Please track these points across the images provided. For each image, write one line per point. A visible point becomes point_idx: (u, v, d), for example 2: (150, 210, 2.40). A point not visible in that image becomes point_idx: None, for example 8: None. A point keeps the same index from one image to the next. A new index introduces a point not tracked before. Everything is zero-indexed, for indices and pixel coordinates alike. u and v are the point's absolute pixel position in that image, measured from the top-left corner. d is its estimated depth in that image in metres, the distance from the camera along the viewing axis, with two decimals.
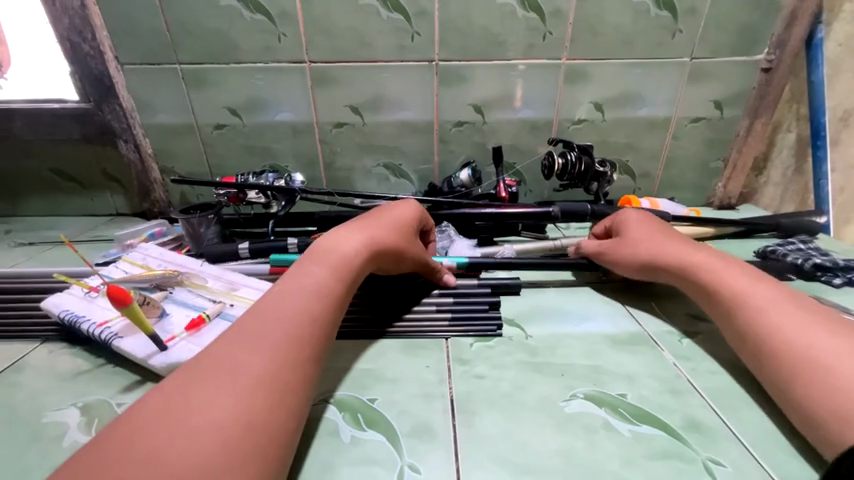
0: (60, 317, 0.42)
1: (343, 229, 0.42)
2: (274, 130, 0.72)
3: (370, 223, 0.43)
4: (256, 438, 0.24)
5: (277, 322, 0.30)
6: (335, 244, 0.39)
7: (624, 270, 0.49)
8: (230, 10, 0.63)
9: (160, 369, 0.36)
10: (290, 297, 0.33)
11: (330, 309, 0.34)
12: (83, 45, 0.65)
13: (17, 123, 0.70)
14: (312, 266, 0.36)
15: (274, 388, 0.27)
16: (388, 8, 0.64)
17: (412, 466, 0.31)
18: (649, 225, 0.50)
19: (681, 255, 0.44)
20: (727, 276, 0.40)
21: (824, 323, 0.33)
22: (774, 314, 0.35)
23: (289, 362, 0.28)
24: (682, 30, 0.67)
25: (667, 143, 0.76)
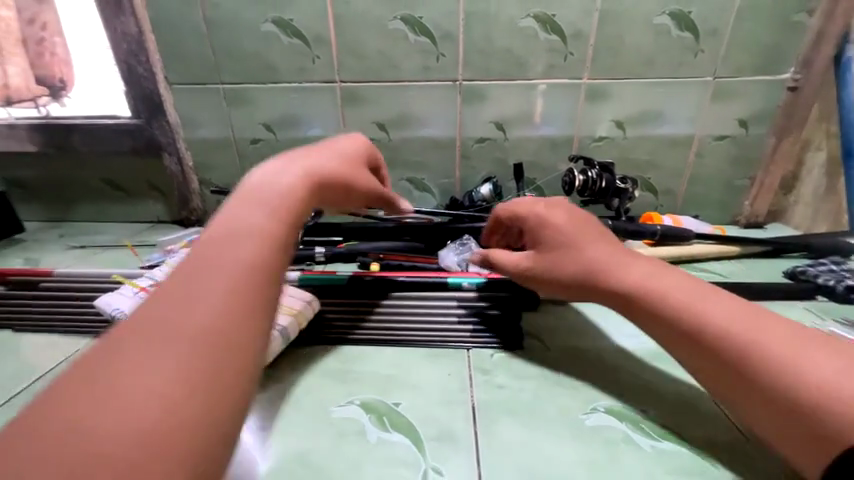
0: (112, 315, 0.45)
1: (281, 153, 0.36)
2: (305, 145, 0.76)
3: (312, 149, 0.39)
4: (211, 405, 0.20)
5: (200, 274, 0.24)
6: (273, 171, 0.33)
7: (564, 289, 0.41)
8: (269, 35, 0.69)
9: None
10: (216, 240, 0.26)
11: (286, 245, 0.28)
12: (138, 68, 0.71)
13: (76, 138, 0.77)
14: (240, 202, 0.29)
15: (228, 337, 0.22)
16: (415, 32, 0.67)
17: (436, 468, 0.32)
18: (579, 218, 0.42)
19: (631, 263, 0.38)
20: (690, 286, 0.35)
21: (794, 328, 0.30)
22: (761, 327, 0.31)
23: (245, 305, 0.23)
24: (704, 50, 0.67)
25: (690, 160, 0.75)
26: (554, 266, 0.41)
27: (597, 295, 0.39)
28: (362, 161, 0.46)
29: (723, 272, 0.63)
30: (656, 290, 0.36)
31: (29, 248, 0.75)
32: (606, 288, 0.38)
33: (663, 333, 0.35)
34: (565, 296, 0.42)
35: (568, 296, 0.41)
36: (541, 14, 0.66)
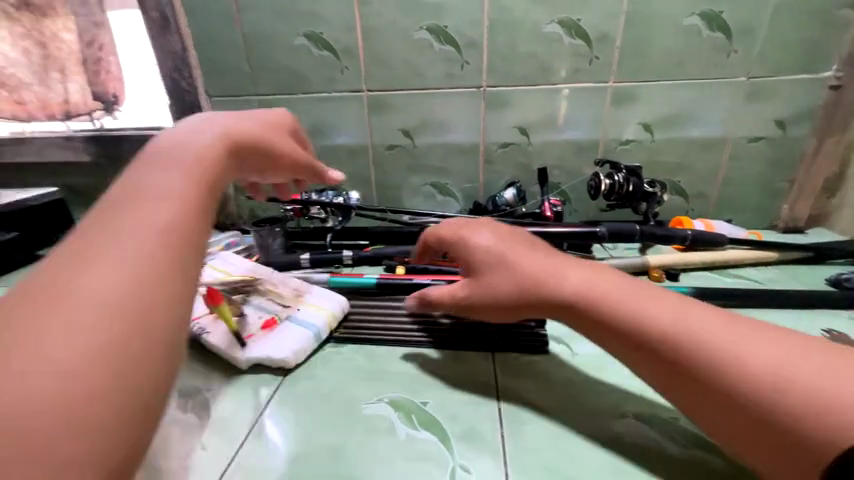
0: None
1: (183, 127, 0.37)
2: (333, 152, 0.79)
3: (219, 120, 0.40)
4: (132, 365, 0.21)
5: (116, 232, 0.25)
6: (177, 143, 0.34)
7: (502, 311, 0.40)
8: (301, 49, 0.72)
9: (241, 362, 0.43)
10: (133, 203, 0.27)
11: (201, 219, 0.30)
12: (182, 82, 0.76)
13: (125, 148, 0.82)
14: (156, 171, 0.30)
15: (148, 305, 0.23)
16: (440, 41, 0.69)
17: (464, 466, 0.33)
18: (498, 234, 0.43)
19: (565, 268, 0.38)
20: (620, 285, 0.36)
21: (735, 320, 0.31)
22: (697, 319, 0.31)
23: (161, 272, 0.25)
24: (737, 50, 0.66)
25: (723, 163, 0.73)
26: (501, 282, 0.40)
27: (540, 308, 0.38)
28: (286, 131, 0.48)
29: (759, 279, 0.60)
30: (595, 294, 0.36)
31: None
32: (546, 300, 0.38)
33: (608, 338, 0.35)
34: (504, 319, 0.41)
35: (508, 317, 0.41)
36: (566, 19, 0.66)
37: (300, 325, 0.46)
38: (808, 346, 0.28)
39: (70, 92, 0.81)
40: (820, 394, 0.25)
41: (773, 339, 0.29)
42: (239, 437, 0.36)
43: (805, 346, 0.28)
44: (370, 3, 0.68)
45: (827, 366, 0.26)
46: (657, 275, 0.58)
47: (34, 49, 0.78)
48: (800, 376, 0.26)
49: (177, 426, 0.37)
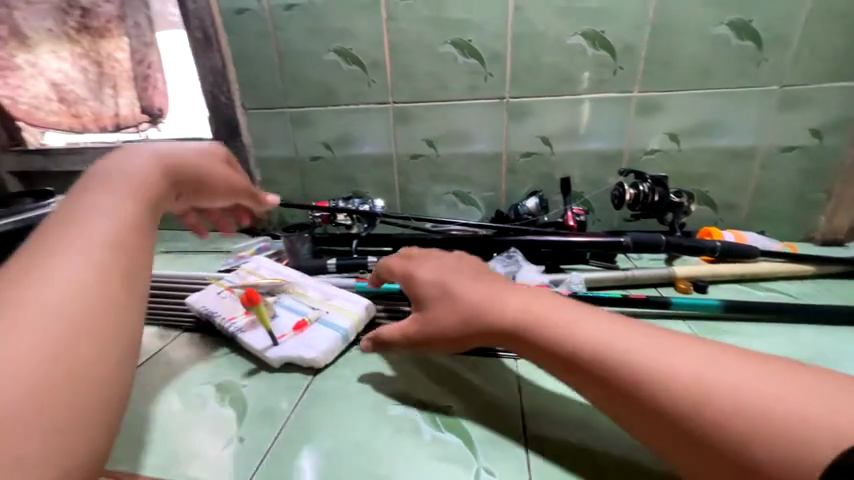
0: (200, 311, 0.52)
1: (120, 158, 0.40)
2: (359, 161, 0.82)
3: (151, 150, 0.42)
4: (52, 381, 0.24)
5: (40, 264, 0.28)
6: (116, 175, 0.37)
7: (449, 343, 0.39)
8: (331, 64, 0.76)
9: (273, 360, 0.45)
10: (61, 235, 0.30)
11: (131, 245, 0.33)
12: (221, 96, 0.81)
13: None
14: (88, 201, 0.33)
15: (69, 328, 0.26)
16: (464, 54, 0.71)
17: (488, 469, 0.33)
18: (441, 267, 0.44)
19: (497, 291, 0.38)
20: (547, 305, 0.35)
21: (662, 335, 0.30)
22: (623, 338, 0.30)
23: (82, 297, 0.27)
24: (768, 58, 0.64)
25: (754, 173, 0.71)
26: (443, 315, 0.39)
27: (481, 336, 0.37)
28: (229, 158, 0.51)
29: (794, 293, 0.58)
30: (526, 316, 0.35)
31: None
32: (483, 326, 0.37)
33: (542, 362, 0.33)
34: (454, 350, 0.40)
35: (455, 348, 0.40)
36: (590, 31, 0.67)
37: (329, 328, 0.48)
38: (728, 352, 0.27)
39: (121, 106, 0.88)
40: (746, 410, 0.24)
41: (701, 353, 0.27)
42: (273, 431, 0.38)
43: (726, 354, 0.27)
44: (398, 19, 0.71)
45: (749, 374, 0.25)
46: (684, 286, 0.57)
47: (91, 67, 0.86)
48: (727, 389, 0.25)
49: (219, 419, 0.40)
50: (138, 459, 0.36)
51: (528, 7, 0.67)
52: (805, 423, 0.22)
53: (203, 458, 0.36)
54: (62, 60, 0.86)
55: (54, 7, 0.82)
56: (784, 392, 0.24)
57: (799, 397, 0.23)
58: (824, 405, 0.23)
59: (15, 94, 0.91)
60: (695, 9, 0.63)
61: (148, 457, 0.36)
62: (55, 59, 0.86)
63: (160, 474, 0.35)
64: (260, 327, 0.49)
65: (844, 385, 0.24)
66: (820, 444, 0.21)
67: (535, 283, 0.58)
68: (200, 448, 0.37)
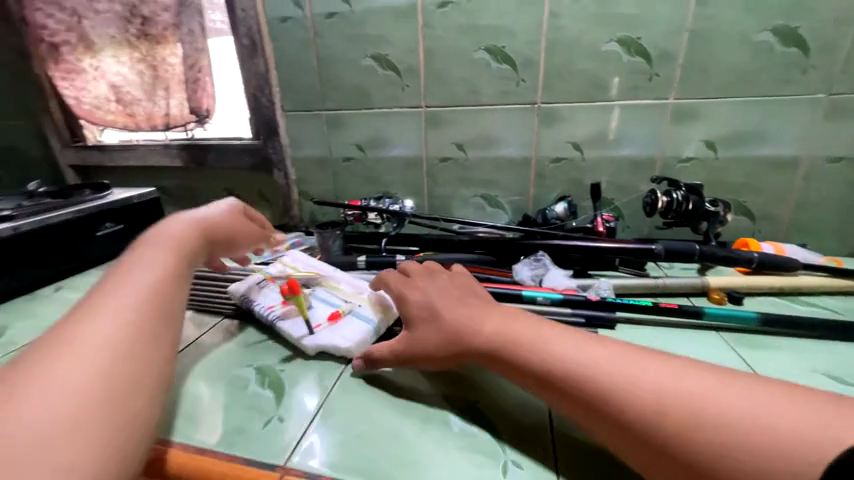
0: (241, 299, 0.55)
1: (166, 222, 0.50)
2: (390, 163, 0.85)
3: (188, 215, 0.52)
4: (116, 394, 0.30)
5: (101, 303, 0.35)
6: (163, 236, 0.46)
7: (436, 362, 0.41)
8: (367, 69, 0.79)
9: (309, 348, 0.47)
10: (119, 280, 0.38)
11: (173, 289, 0.40)
12: (263, 99, 0.86)
13: (211, 155, 0.94)
14: (140, 258, 0.42)
15: (128, 353, 0.32)
16: (497, 60, 0.73)
17: (515, 462, 0.34)
18: (430, 290, 0.46)
19: (477, 312, 0.41)
20: (521, 325, 0.37)
21: (630, 350, 0.32)
22: (590, 354, 0.32)
23: (137, 329, 0.34)
24: (815, 66, 0.62)
25: (796, 184, 0.69)
26: (427, 337, 0.41)
27: (463, 355, 0.39)
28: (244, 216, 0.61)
29: (838, 309, 0.55)
30: (504, 335, 0.37)
31: None
32: (466, 345, 0.39)
33: (518, 379, 0.35)
34: (441, 368, 0.41)
35: (443, 367, 0.41)
36: (625, 38, 0.67)
37: (361, 320, 0.50)
38: (685, 365, 0.30)
39: (171, 106, 0.95)
40: (712, 416, 0.26)
41: (666, 366, 0.30)
42: (310, 413, 0.40)
43: (681, 367, 0.30)
44: (434, 26, 0.73)
45: (702, 383, 0.28)
46: (717, 297, 0.56)
47: (146, 70, 0.92)
48: (690, 399, 0.27)
49: (259, 399, 0.42)
50: (186, 432, 0.39)
51: (563, 14, 0.68)
52: (753, 427, 0.25)
53: (245, 434, 0.38)
54: (122, 64, 0.94)
55: (118, 16, 0.89)
56: (734, 399, 0.26)
57: (755, 404, 0.26)
58: (768, 409, 0.25)
59: (79, 95, 0.99)
60: (738, 16, 0.62)
61: (195, 430, 0.39)
62: (116, 63, 0.94)
63: (208, 446, 0.37)
64: (297, 316, 0.52)
65: (785, 391, 0.26)
66: (766, 444, 0.24)
67: (563, 287, 0.58)
68: (243, 424, 0.39)
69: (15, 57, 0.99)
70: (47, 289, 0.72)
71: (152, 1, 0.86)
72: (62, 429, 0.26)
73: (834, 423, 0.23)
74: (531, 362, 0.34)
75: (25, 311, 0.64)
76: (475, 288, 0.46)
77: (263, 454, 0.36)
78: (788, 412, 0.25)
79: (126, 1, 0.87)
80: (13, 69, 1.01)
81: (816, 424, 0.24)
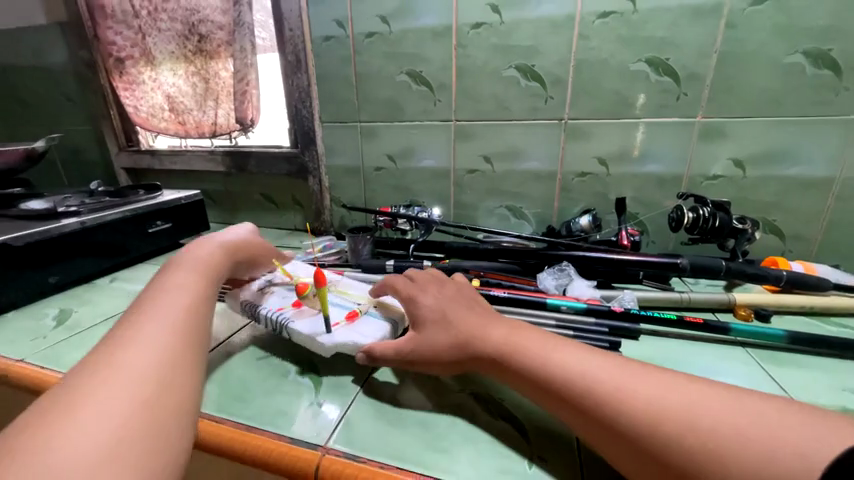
0: (245, 305, 0.54)
1: (191, 247, 0.52)
2: (420, 173, 0.89)
3: (208, 239, 0.55)
4: (167, 392, 0.31)
5: (141, 317, 0.36)
6: (192, 257, 0.48)
7: (441, 365, 0.42)
8: (402, 84, 0.84)
9: (328, 346, 0.46)
10: (155, 299, 0.39)
11: (204, 302, 0.42)
12: (303, 111, 0.93)
13: (252, 162, 1.00)
14: (173, 279, 0.43)
15: (172, 357, 0.33)
16: (527, 78, 0.76)
17: (540, 457, 0.36)
18: (442, 294, 0.47)
19: (486, 322, 0.42)
20: (526, 336, 0.39)
21: (629, 364, 0.34)
22: (593, 367, 0.33)
23: (178, 336, 0.36)
24: (848, 88, 0.62)
25: (828, 205, 0.68)
26: (434, 341, 0.42)
27: (470, 360, 0.41)
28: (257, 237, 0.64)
29: None
30: (510, 343, 0.39)
31: None
32: (474, 350, 0.40)
33: (521, 385, 0.37)
34: (443, 371, 0.42)
35: (448, 372, 0.42)
36: (654, 58, 0.69)
37: (378, 320, 0.51)
38: (683, 380, 0.31)
39: (219, 116, 1.03)
40: (709, 425, 0.27)
41: (662, 378, 0.31)
42: (344, 406, 0.42)
43: (672, 379, 0.31)
44: (467, 46, 0.78)
45: (692, 394, 0.29)
46: (743, 314, 0.56)
47: (199, 83, 1.01)
48: (687, 409, 0.28)
49: (296, 389, 0.45)
50: (234, 411, 0.42)
51: (593, 35, 0.70)
52: (746, 437, 0.25)
53: (288, 416, 0.41)
54: (178, 77, 1.02)
55: (178, 34, 0.98)
56: (728, 412, 0.27)
57: (746, 415, 0.27)
58: (761, 423, 0.26)
59: (137, 104, 1.08)
60: (769, 38, 0.63)
61: (241, 409, 0.42)
62: (172, 76, 1.03)
63: (255, 424, 0.41)
64: (309, 317, 0.51)
65: (773, 405, 0.28)
66: (758, 456, 0.24)
67: (586, 297, 0.60)
68: (285, 406, 0.43)
69: (83, 69, 1.10)
70: (104, 279, 0.79)
71: (209, 21, 0.94)
72: (121, 431, 0.26)
73: (822, 437, 0.24)
74: (538, 373, 0.35)
75: (86, 297, 0.71)
76: (480, 300, 0.47)
77: (306, 434, 0.39)
78: (780, 426, 0.26)
79: (186, 21, 0.96)
80: (81, 79, 1.12)
81: (805, 437, 0.24)
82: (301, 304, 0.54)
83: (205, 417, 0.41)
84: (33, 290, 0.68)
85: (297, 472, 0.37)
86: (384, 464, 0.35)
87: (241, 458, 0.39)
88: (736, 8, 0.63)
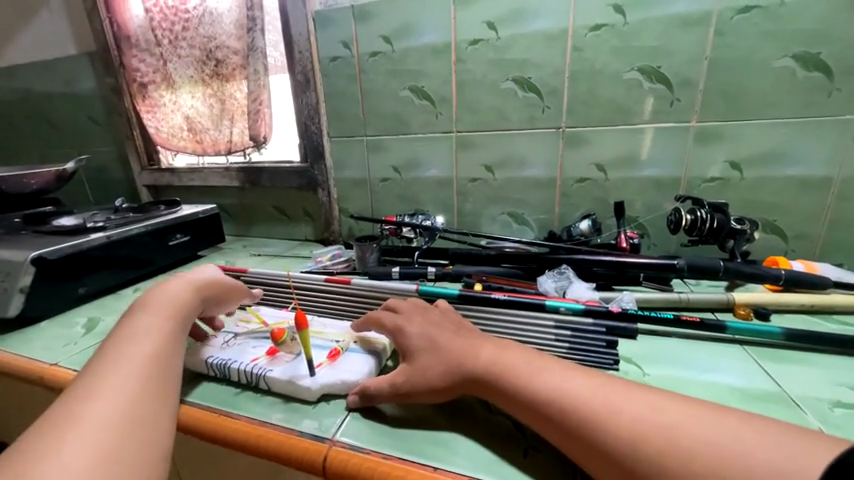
0: (210, 362, 0.50)
1: (158, 287, 0.51)
2: (424, 182, 0.92)
3: (176, 279, 0.54)
4: (134, 441, 0.32)
5: (110, 365, 0.38)
6: (162, 297, 0.49)
7: (434, 393, 0.41)
8: (405, 99, 0.88)
9: (313, 390, 0.44)
10: (123, 345, 0.40)
11: (172, 347, 0.43)
12: (312, 127, 0.98)
13: (265, 176, 1.06)
14: (140, 323, 0.44)
15: (138, 407, 0.35)
16: (523, 89, 0.79)
17: (534, 447, 0.38)
18: (428, 322, 0.48)
19: (475, 343, 0.43)
20: (516, 356, 0.40)
21: (612, 384, 0.35)
22: (581, 387, 0.35)
23: (144, 385, 0.37)
24: (840, 89, 0.63)
25: (829, 204, 0.69)
26: (427, 372, 0.42)
27: (462, 384, 0.41)
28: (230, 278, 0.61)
29: None
30: (501, 363, 0.40)
31: (227, 252, 1.04)
32: (466, 372, 0.41)
33: (510, 406, 0.38)
34: (438, 400, 0.42)
35: (441, 399, 0.42)
36: (646, 67, 0.71)
37: (361, 354, 0.50)
38: (667, 399, 0.33)
39: (234, 134, 1.08)
40: (692, 442, 0.28)
41: (644, 399, 0.33)
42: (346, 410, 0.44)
43: (655, 399, 0.33)
44: (466, 61, 0.81)
45: (676, 415, 0.31)
46: (743, 313, 0.57)
47: (216, 104, 1.07)
48: (670, 428, 0.30)
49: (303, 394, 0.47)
50: (248, 409, 0.45)
51: (586, 47, 0.73)
52: (726, 453, 0.27)
53: (297, 411, 0.44)
54: (196, 99, 1.09)
55: (196, 59, 1.05)
56: (712, 429, 0.29)
57: (724, 431, 0.28)
58: (738, 439, 0.28)
59: (159, 125, 1.15)
60: (758, 44, 0.65)
61: (253, 406, 0.45)
62: (191, 98, 1.09)
63: (267, 420, 0.43)
64: (287, 363, 0.49)
65: (755, 421, 0.29)
66: (738, 472, 0.26)
67: (586, 299, 0.61)
68: (295, 402, 0.45)
69: (110, 95, 1.18)
70: (128, 290, 0.83)
71: (225, 47, 1.01)
72: None
73: (799, 454, 0.26)
74: (526, 396, 0.36)
75: (112, 306, 0.76)
76: (468, 326, 0.48)
77: (313, 429, 0.41)
78: (760, 442, 0.27)
79: (203, 47, 1.03)
80: (108, 104, 1.20)
81: (784, 454, 0.26)
82: (276, 351, 0.51)
83: (222, 413, 0.44)
84: (63, 300, 0.73)
85: (306, 462, 0.39)
86: (386, 455, 0.38)
87: (253, 449, 0.41)
88: (723, 17, 0.65)
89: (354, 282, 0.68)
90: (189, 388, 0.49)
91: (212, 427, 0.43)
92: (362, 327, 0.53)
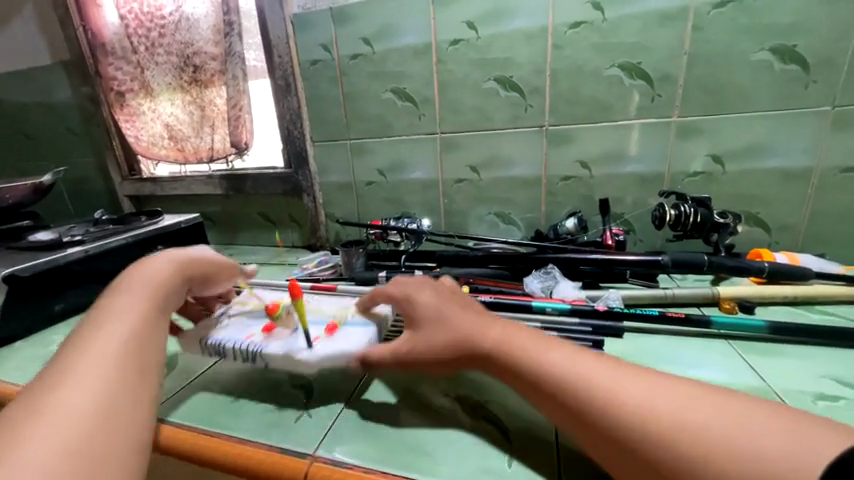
0: (206, 342, 0.48)
1: (141, 265, 0.48)
2: (410, 185, 0.91)
3: (162, 255, 0.51)
4: (105, 436, 0.31)
5: (82, 351, 0.36)
6: (142, 275, 0.46)
7: (440, 365, 0.41)
8: (388, 102, 0.87)
9: (312, 362, 0.44)
10: (97, 328, 0.38)
11: (152, 330, 0.41)
12: (294, 132, 0.96)
13: (248, 184, 1.04)
14: (118, 303, 0.42)
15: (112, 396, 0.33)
16: (505, 88, 0.79)
17: (521, 453, 0.37)
18: (441, 293, 0.46)
19: (483, 319, 0.42)
20: (523, 334, 0.39)
21: (623, 365, 0.33)
22: (589, 365, 0.33)
23: (120, 371, 0.36)
24: (816, 81, 0.64)
25: (810, 194, 0.69)
26: (433, 345, 0.41)
27: (466, 359, 0.40)
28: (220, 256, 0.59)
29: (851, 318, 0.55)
30: (507, 339, 0.38)
31: None
32: (471, 348, 0.40)
33: (514, 381, 0.37)
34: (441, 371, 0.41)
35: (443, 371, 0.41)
36: (626, 63, 0.71)
37: (361, 326, 0.49)
38: (680, 383, 0.30)
39: (216, 141, 1.07)
40: (699, 427, 0.26)
41: (655, 381, 0.31)
42: (328, 425, 0.42)
43: (666, 382, 0.31)
44: (447, 61, 0.81)
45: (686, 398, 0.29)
46: (728, 307, 0.57)
47: (196, 111, 1.05)
48: (678, 412, 0.28)
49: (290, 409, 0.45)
50: (227, 425, 0.44)
51: (566, 45, 0.73)
52: (732, 438, 0.25)
53: (279, 426, 0.43)
54: (176, 106, 1.07)
55: (174, 66, 1.03)
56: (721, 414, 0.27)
57: (735, 416, 0.27)
58: (746, 427, 0.26)
59: (138, 134, 1.13)
60: (735, 38, 0.65)
61: (235, 423, 0.44)
62: (170, 106, 1.07)
63: (247, 436, 0.42)
64: (284, 338, 0.48)
65: (771, 410, 0.27)
66: (741, 457, 0.24)
67: (572, 298, 0.61)
68: (277, 417, 0.44)
69: (86, 103, 1.16)
70: None
71: (203, 53, 0.99)
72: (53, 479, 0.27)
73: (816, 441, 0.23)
74: (529, 371, 0.35)
75: None
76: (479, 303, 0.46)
77: (295, 443, 0.40)
78: (773, 429, 0.25)
79: (181, 54, 1.01)
80: (86, 114, 1.18)
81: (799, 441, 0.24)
82: (272, 327, 0.50)
83: (201, 431, 0.43)
84: (37, 318, 0.70)
85: None
86: (369, 470, 0.37)
87: (233, 467, 0.40)
88: (700, 11, 0.66)
89: (341, 288, 0.69)
90: (168, 406, 0.47)
91: (190, 446, 0.42)
92: (363, 303, 0.52)
